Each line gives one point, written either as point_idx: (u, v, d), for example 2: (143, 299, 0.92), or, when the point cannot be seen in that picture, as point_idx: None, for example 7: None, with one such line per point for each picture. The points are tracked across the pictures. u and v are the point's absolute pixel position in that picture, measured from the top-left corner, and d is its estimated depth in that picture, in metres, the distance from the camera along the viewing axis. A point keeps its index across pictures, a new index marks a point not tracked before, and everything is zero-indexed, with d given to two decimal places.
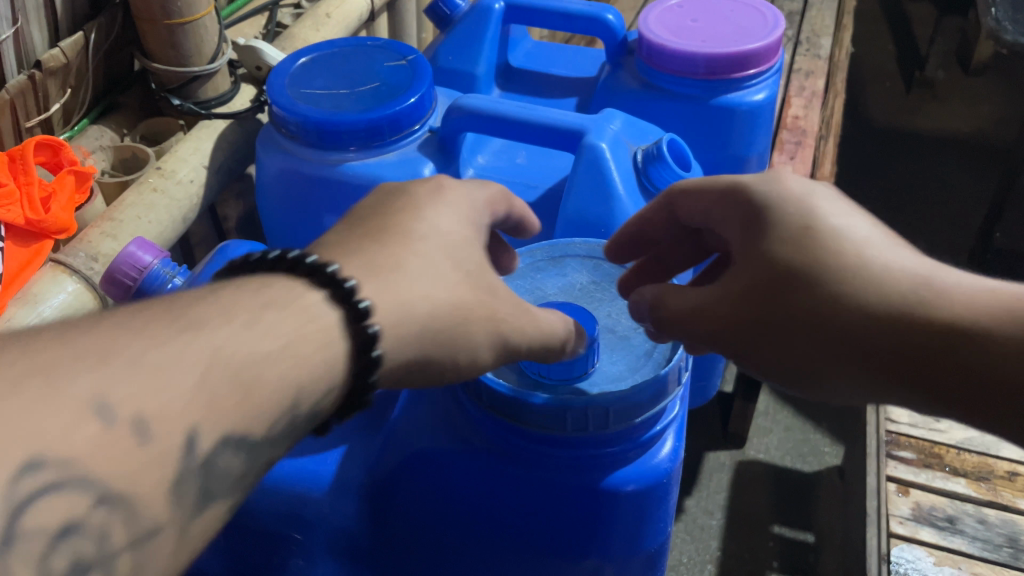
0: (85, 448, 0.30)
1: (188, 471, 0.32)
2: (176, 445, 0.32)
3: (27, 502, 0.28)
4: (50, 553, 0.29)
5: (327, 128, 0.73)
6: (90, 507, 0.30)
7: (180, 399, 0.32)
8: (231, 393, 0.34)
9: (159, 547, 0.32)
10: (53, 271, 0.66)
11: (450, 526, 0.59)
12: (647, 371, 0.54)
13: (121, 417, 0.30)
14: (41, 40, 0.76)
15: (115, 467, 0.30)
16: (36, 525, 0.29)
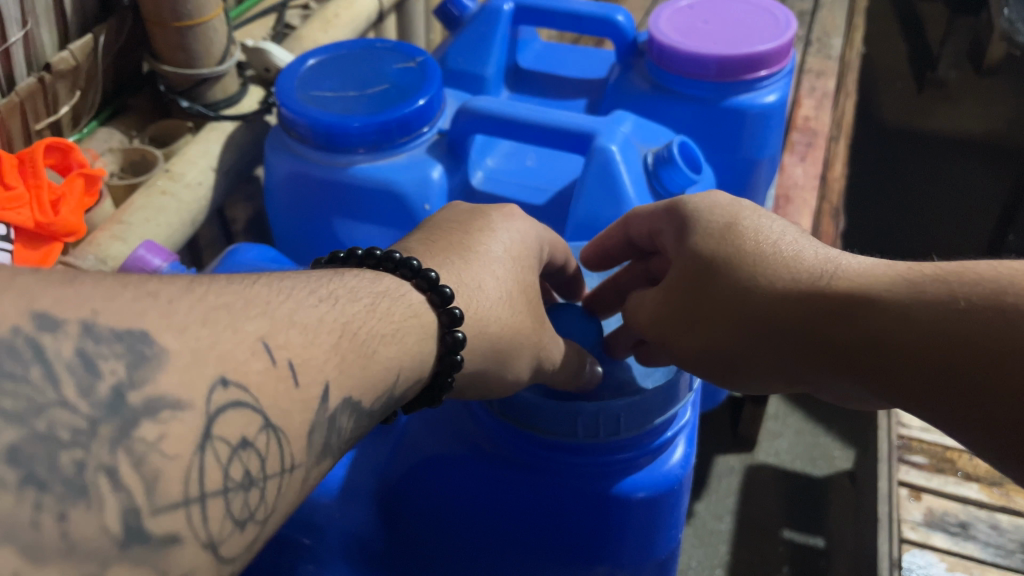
0: (260, 374, 0.34)
1: (321, 420, 0.37)
2: (317, 393, 0.36)
3: (222, 410, 0.32)
4: (230, 460, 0.32)
5: (336, 130, 0.73)
6: (258, 430, 0.34)
7: (323, 357, 0.37)
8: (359, 363, 0.39)
9: (293, 481, 0.35)
10: (62, 273, 0.66)
11: (458, 533, 0.58)
12: (658, 376, 0.56)
13: (282, 355, 0.35)
14: (51, 42, 0.76)
15: (280, 395, 0.35)
16: (225, 432, 0.32)
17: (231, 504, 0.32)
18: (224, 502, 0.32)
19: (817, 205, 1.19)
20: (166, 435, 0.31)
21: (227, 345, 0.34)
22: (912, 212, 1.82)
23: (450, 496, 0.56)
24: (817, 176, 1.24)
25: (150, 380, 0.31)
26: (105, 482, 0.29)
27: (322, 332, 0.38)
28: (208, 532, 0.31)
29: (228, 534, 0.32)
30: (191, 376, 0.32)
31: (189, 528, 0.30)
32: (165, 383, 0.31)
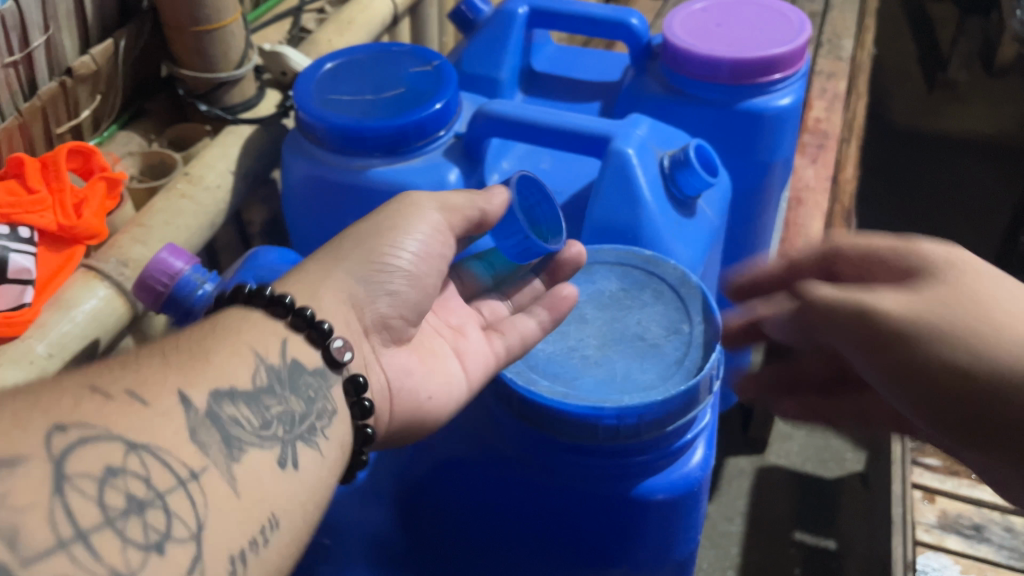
0: (96, 408, 0.38)
1: (199, 422, 0.41)
2: (176, 405, 0.41)
3: (67, 452, 0.36)
4: (103, 491, 0.36)
5: (353, 134, 0.73)
6: (124, 455, 0.37)
7: (160, 376, 0.42)
8: (206, 375, 0.44)
9: (209, 483, 0.40)
10: (85, 276, 0.67)
11: (477, 532, 0.60)
12: (677, 380, 0.54)
13: (119, 389, 0.40)
14: (72, 47, 0.77)
15: (134, 420, 0.39)
16: (81, 469, 0.36)
17: (126, 532, 0.35)
18: (114, 533, 0.35)
19: (829, 207, 1.20)
20: (10, 492, 0.33)
21: (56, 401, 0.38)
22: (922, 214, 1.81)
23: (470, 497, 0.58)
24: (829, 178, 1.24)
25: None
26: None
27: (147, 365, 0.42)
28: (110, 565, 0.34)
29: (143, 561, 0.35)
30: (16, 439, 0.35)
31: (76, 567, 0.33)
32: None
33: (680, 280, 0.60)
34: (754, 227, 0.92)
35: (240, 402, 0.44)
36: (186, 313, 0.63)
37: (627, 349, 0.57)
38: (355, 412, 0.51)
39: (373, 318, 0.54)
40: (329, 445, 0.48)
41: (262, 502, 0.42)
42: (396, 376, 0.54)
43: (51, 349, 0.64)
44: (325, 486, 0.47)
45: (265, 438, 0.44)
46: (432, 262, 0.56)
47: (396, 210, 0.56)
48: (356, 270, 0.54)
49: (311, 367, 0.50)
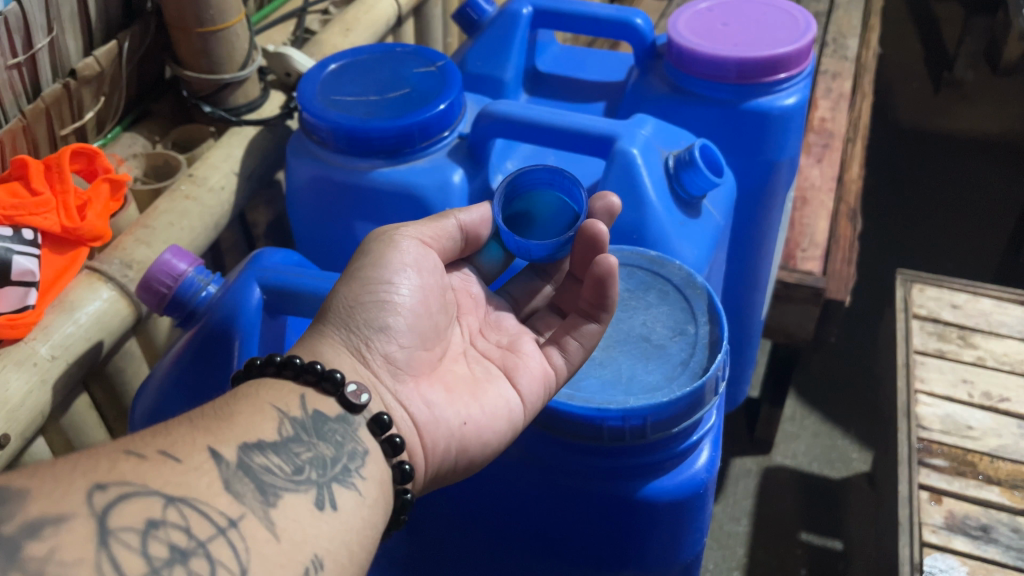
0: (132, 467, 0.39)
1: (231, 473, 0.42)
2: (206, 459, 0.42)
3: (108, 508, 0.37)
4: (146, 543, 0.36)
5: (358, 134, 0.73)
6: (163, 508, 0.38)
7: (189, 438, 0.43)
8: (234, 430, 0.44)
9: (248, 528, 0.40)
10: (88, 278, 0.68)
11: (485, 534, 0.60)
12: (683, 380, 0.53)
13: (151, 449, 0.41)
14: (76, 49, 0.77)
15: (169, 475, 0.40)
16: (123, 523, 0.36)
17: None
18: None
19: (835, 207, 1.19)
20: (57, 547, 0.35)
21: (92, 464, 0.39)
22: (927, 213, 1.80)
23: (480, 500, 0.58)
24: (834, 177, 1.23)
25: (19, 513, 0.35)
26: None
27: (176, 430, 0.43)
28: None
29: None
30: (56, 499, 0.36)
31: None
32: (35, 509, 0.35)
33: (685, 281, 0.60)
34: (762, 227, 0.91)
35: (270, 451, 0.44)
36: (189, 314, 0.63)
37: (632, 350, 0.57)
38: (388, 450, 0.50)
39: (383, 358, 0.53)
40: (368, 484, 0.48)
41: (304, 544, 0.42)
42: (425, 413, 0.53)
43: (55, 351, 0.64)
44: (369, 525, 0.46)
45: (300, 482, 0.44)
46: (423, 293, 0.56)
47: (371, 250, 0.55)
48: (351, 319, 0.53)
49: (333, 415, 0.49)
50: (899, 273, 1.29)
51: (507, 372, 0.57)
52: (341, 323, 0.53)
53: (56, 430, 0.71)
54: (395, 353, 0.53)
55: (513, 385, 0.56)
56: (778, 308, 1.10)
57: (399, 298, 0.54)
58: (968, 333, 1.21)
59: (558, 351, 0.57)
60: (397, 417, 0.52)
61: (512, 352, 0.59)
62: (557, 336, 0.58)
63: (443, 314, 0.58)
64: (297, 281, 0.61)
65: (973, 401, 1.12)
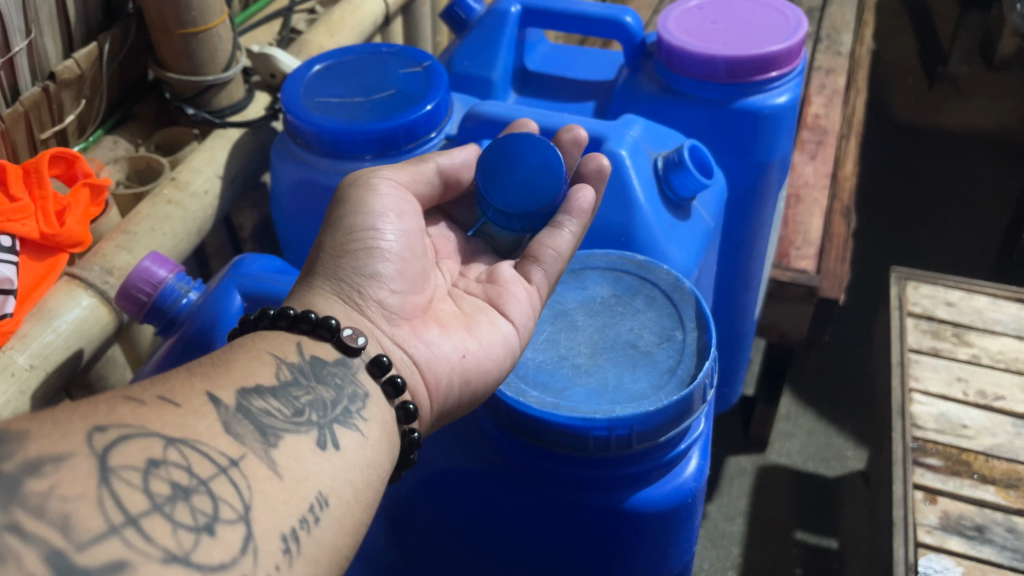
0: (130, 411, 0.37)
1: (231, 416, 0.41)
2: (205, 404, 0.40)
3: (108, 448, 0.35)
4: (147, 479, 0.35)
5: (341, 137, 0.72)
6: (163, 448, 0.36)
7: (187, 383, 0.41)
8: (230, 376, 0.43)
9: (249, 467, 0.39)
10: (68, 285, 0.67)
11: (473, 543, 0.59)
12: (670, 389, 0.52)
13: (151, 396, 0.39)
14: (55, 51, 0.76)
15: (168, 417, 0.38)
16: (124, 461, 0.35)
17: (175, 515, 0.34)
18: (163, 517, 0.34)
19: (829, 204, 1.18)
20: (58, 484, 0.33)
21: (91, 408, 0.37)
22: (921, 208, 1.80)
23: (462, 511, 0.58)
24: (828, 174, 1.23)
25: (18, 452, 0.33)
26: (14, 540, 0.31)
27: (174, 377, 0.42)
28: (162, 547, 0.33)
29: (195, 542, 0.34)
30: (58, 438, 0.34)
31: (130, 549, 0.32)
32: (36, 449, 0.34)
33: (673, 285, 0.59)
34: (753, 226, 0.90)
35: (268, 395, 0.43)
36: (170, 322, 0.62)
37: (619, 357, 0.55)
38: (390, 392, 0.48)
39: (377, 304, 0.52)
40: (370, 426, 0.46)
41: (307, 481, 0.41)
42: (423, 354, 0.52)
43: (34, 360, 0.63)
44: (374, 465, 0.45)
45: (301, 424, 0.43)
46: (406, 236, 0.55)
47: (348, 199, 0.55)
48: (339, 270, 0.52)
49: (332, 359, 0.48)
50: (893, 271, 1.28)
51: (493, 303, 0.57)
52: (329, 276, 0.52)
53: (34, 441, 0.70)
54: (387, 298, 0.52)
55: (504, 315, 0.56)
56: (771, 308, 1.09)
57: (384, 244, 0.53)
58: (963, 331, 1.20)
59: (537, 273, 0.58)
60: (396, 358, 0.51)
61: (493, 281, 0.59)
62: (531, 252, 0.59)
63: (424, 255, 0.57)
64: (279, 288, 0.60)
65: (968, 399, 1.11)
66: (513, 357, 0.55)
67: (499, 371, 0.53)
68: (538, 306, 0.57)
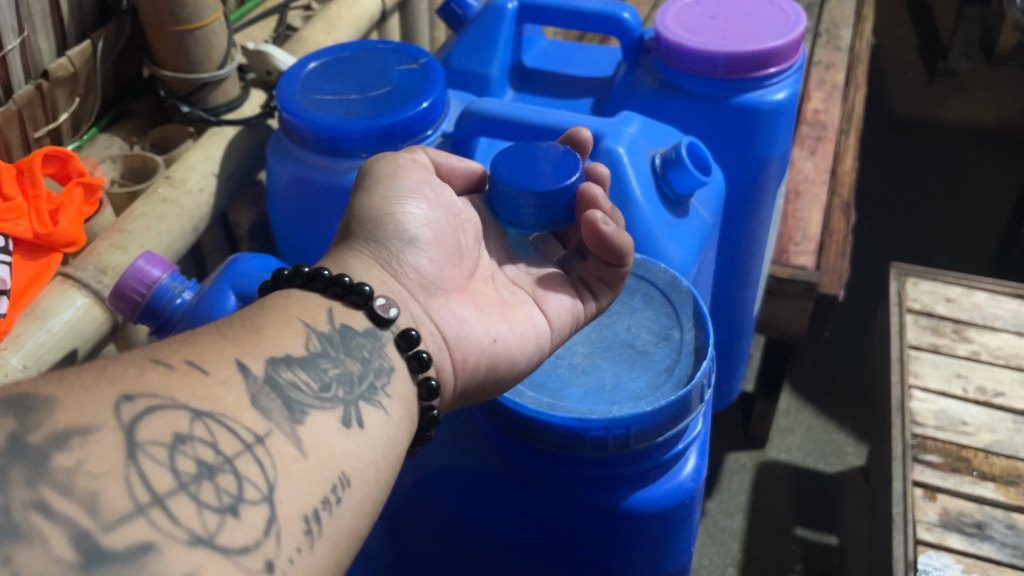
0: (160, 377, 0.37)
1: (259, 389, 0.40)
2: (234, 373, 0.40)
3: (136, 420, 0.35)
4: (174, 458, 0.35)
5: (338, 134, 0.71)
6: (190, 423, 0.36)
7: (216, 348, 0.41)
8: (262, 343, 0.42)
9: (276, 446, 0.38)
10: (62, 285, 0.66)
11: (470, 544, 0.59)
12: (667, 388, 0.52)
13: (179, 360, 0.39)
14: (49, 49, 0.75)
15: (195, 388, 0.38)
16: (151, 436, 0.35)
17: (200, 496, 0.34)
18: (188, 497, 0.34)
19: (829, 200, 1.18)
20: (86, 459, 0.33)
21: (120, 371, 0.37)
22: (920, 204, 1.79)
23: (460, 513, 0.57)
24: (827, 170, 1.22)
25: (46, 421, 0.33)
26: (39, 518, 0.31)
27: (204, 340, 0.41)
28: (188, 530, 0.33)
29: (220, 524, 0.34)
30: (84, 407, 0.34)
31: (157, 532, 0.32)
32: (64, 418, 0.33)
33: (670, 284, 0.59)
34: (751, 224, 0.90)
35: (297, 366, 0.42)
36: (163, 322, 0.62)
37: (616, 356, 0.55)
38: (414, 366, 0.47)
39: (413, 271, 0.50)
40: (394, 402, 0.45)
41: (331, 461, 0.40)
42: (454, 330, 0.50)
43: (28, 361, 0.62)
44: (395, 444, 0.44)
45: (327, 400, 0.42)
46: (441, 210, 0.54)
47: (376, 173, 0.54)
48: (377, 233, 0.50)
49: (361, 329, 0.47)
50: (893, 266, 1.28)
51: (534, 298, 0.55)
52: (367, 237, 0.50)
53: None
54: (424, 266, 0.51)
55: (541, 310, 0.54)
56: (770, 304, 1.09)
57: (420, 212, 0.52)
58: (962, 327, 1.20)
59: (589, 294, 0.55)
60: (426, 334, 0.49)
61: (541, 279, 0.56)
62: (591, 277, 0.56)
63: (466, 233, 0.55)
64: None
65: (968, 395, 1.11)
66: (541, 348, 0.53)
67: (529, 362, 0.52)
68: (579, 320, 0.55)
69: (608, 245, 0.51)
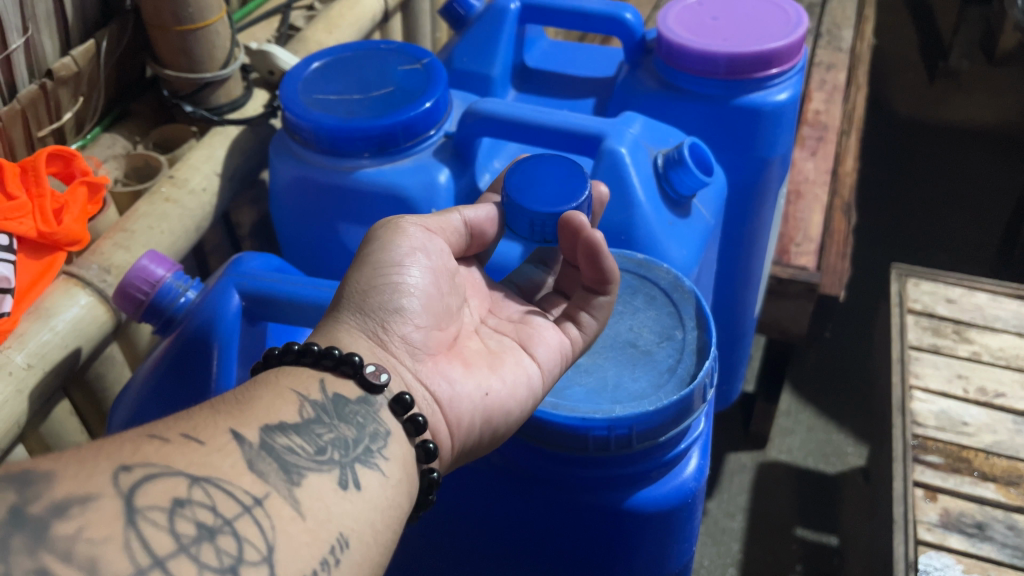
0: (156, 449, 0.38)
1: (255, 454, 0.40)
2: (229, 442, 0.40)
3: (134, 487, 0.35)
4: (174, 520, 0.35)
5: (340, 135, 0.72)
6: (188, 488, 0.37)
7: (210, 421, 0.41)
8: (256, 413, 0.43)
9: (273, 507, 0.39)
10: (66, 284, 0.66)
11: (476, 542, 0.59)
12: (670, 388, 0.52)
13: (175, 432, 0.40)
14: (53, 48, 0.76)
15: (192, 456, 0.38)
16: (150, 501, 0.35)
17: (200, 557, 0.35)
18: (190, 558, 0.34)
19: (830, 201, 1.18)
20: (86, 526, 0.33)
21: (117, 446, 0.37)
22: (921, 204, 1.80)
23: (464, 512, 0.58)
24: (828, 170, 1.22)
25: (45, 493, 0.34)
26: None
27: (198, 415, 0.42)
28: None
29: None
30: (84, 479, 0.35)
31: None
32: (62, 490, 0.34)
33: (673, 284, 0.59)
34: (753, 223, 0.90)
35: (292, 432, 0.43)
36: (167, 321, 0.62)
37: (619, 356, 0.56)
38: (411, 430, 0.48)
39: (402, 340, 0.50)
40: (391, 465, 0.45)
41: (329, 522, 0.40)
42: (445, 391, 0.50)
43: (32, 360, 0.63)
44: (393, 505, 0.44)
45: (323, 462, 0.42)
46: (434, 277, 0.53)
47: (377, 238, 0.53)
48: (366, 305, 0.50)
49: (354, 397, 0.47)
50: (893, 267, 1.28)
51: (521, 344, 0.55)
52: (356, 308, 0.50)
53: (36, 440, 0.70)
54: (412, 334, 0.50)
55: (529, 356, 0.54)
56: (771, 304, 1.09)
57: (410, 281, 0.51)
58: (962, 328, 1.20)
59: (573, 325, 0.56)
60: (418, 397, 0.49)
61: (524, 325, 0.56)
62: (568, 310, 0.57)
63: (454, 295, 0.55)
64: (276, 286, 0.59)
65: (968, 396, 1.11)
66: (536, 398, 0.52)
67: (524, 410, 0.51)
68: (572, 353, 0.55)
69: (599, 266, 0.54)
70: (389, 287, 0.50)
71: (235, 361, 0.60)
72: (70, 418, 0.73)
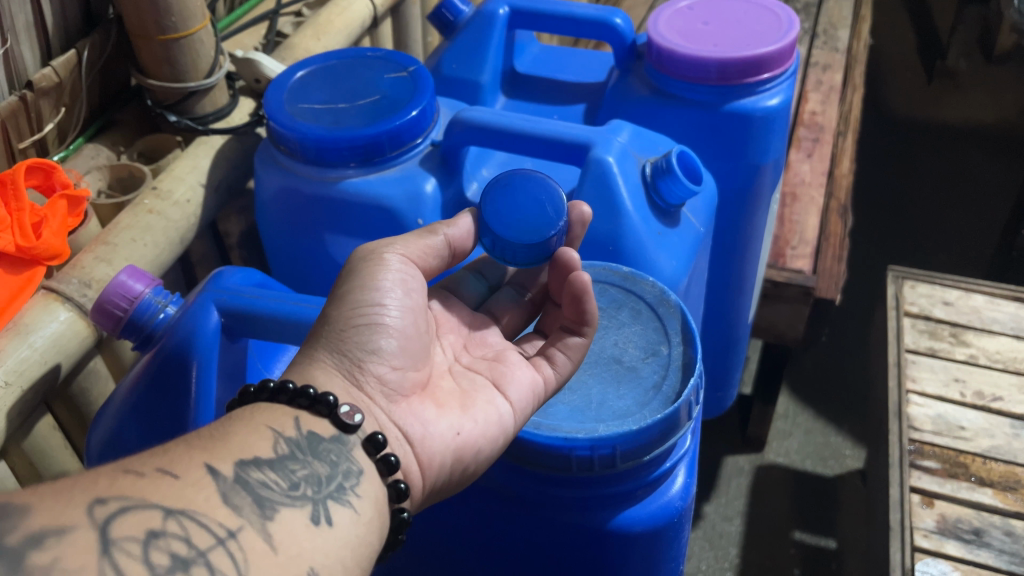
0: (130, 484, 0.38)
1: (229, 488, 0.40)
2: (203, 476, 0.40)
3: (109, 520, 0.36)
4: (148, 551, 0.35)
5: (325, 145, 0.70)
6: (163, 520, 0.37)
7: (185, 455, 0.41)
8: (230, 447, 0.43)
9: (247, 540, 0.39)
10: (45, 299, 0.65)
11: (462, 558, 0.58)
12: (655, 406, 0.51)
13: (150, 467, 0.39)
14: (33, 59, 0.75)
15: (167, 489, 0.38)
16: (125, 533, 0.35)
17: None
18: None
19: (825, 203, 1.17)
20: (61, 557, 0.33)
21: (91, 481, 0.37)
22: (918, 204, 1.79)
23: (453, 529, 0.57)
24: (825, 173, 1.21)
25: (21, 523, 0.33)
26: None
27: (173, 449, 0.41)
28: None
29: None
30: (58, 511, 0.35)
31: None
32: (36, 522, 0.34)
33: (658, 298, 0.58)
34: (745, 231, 0.89)
35: (266, 467, 0.42)
36: (147, 338, 0.61)
37: (604, 373, 0.55)
38: (383, 469, 0.47)
39: (377, 380, 0.50)
40: (364, 502, 0.45)
41: (300, 557, 0.40)
42: (418, 431, 0.50)
43: (9, 377, 0.62)
44: (365, 543, 0.44)
45: (296, 498, 0.42)
46: (413, 314, 0.52)
47: (358, 270, 0.51)
48: (342, 343, 0.49)
49: (327, 435, 0.47)
50: (889, 269, 1.27)
51: (495, 382, 0.54)
52: (333, 345, 0.50)
53: (18, 455, 0.69)
54: (387, 374, 0.50)
55: (502, 395, 0.53)
56: (767, 307, 1.08)
57: (388, 319, 0.51)
58: (959, 331, 1.19)
59: (548, 365, 0.55)
60: (391, 436, 0.49)
61: (499, 361, 0.56)
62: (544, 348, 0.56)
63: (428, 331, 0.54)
64: (256, 301, 0.58)
65: (966, 400, 1.10)
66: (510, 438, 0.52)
67: (496, 450, 0.51)
68: (546, 390, 0.54)
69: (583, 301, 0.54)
70: (366, 324, 0.50)
71: (214, 378, 0.59)
72: (53, 433, 0.72)
